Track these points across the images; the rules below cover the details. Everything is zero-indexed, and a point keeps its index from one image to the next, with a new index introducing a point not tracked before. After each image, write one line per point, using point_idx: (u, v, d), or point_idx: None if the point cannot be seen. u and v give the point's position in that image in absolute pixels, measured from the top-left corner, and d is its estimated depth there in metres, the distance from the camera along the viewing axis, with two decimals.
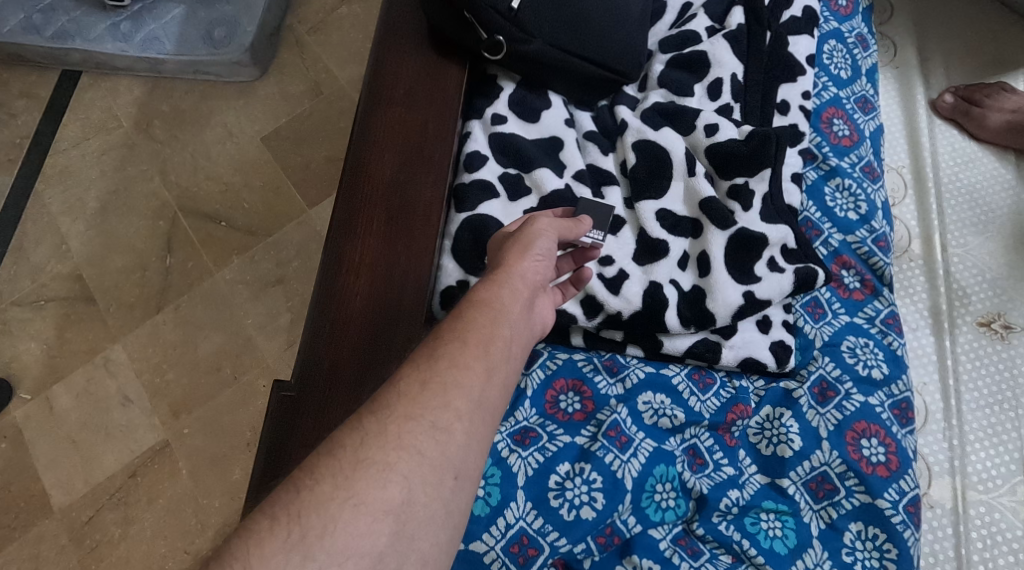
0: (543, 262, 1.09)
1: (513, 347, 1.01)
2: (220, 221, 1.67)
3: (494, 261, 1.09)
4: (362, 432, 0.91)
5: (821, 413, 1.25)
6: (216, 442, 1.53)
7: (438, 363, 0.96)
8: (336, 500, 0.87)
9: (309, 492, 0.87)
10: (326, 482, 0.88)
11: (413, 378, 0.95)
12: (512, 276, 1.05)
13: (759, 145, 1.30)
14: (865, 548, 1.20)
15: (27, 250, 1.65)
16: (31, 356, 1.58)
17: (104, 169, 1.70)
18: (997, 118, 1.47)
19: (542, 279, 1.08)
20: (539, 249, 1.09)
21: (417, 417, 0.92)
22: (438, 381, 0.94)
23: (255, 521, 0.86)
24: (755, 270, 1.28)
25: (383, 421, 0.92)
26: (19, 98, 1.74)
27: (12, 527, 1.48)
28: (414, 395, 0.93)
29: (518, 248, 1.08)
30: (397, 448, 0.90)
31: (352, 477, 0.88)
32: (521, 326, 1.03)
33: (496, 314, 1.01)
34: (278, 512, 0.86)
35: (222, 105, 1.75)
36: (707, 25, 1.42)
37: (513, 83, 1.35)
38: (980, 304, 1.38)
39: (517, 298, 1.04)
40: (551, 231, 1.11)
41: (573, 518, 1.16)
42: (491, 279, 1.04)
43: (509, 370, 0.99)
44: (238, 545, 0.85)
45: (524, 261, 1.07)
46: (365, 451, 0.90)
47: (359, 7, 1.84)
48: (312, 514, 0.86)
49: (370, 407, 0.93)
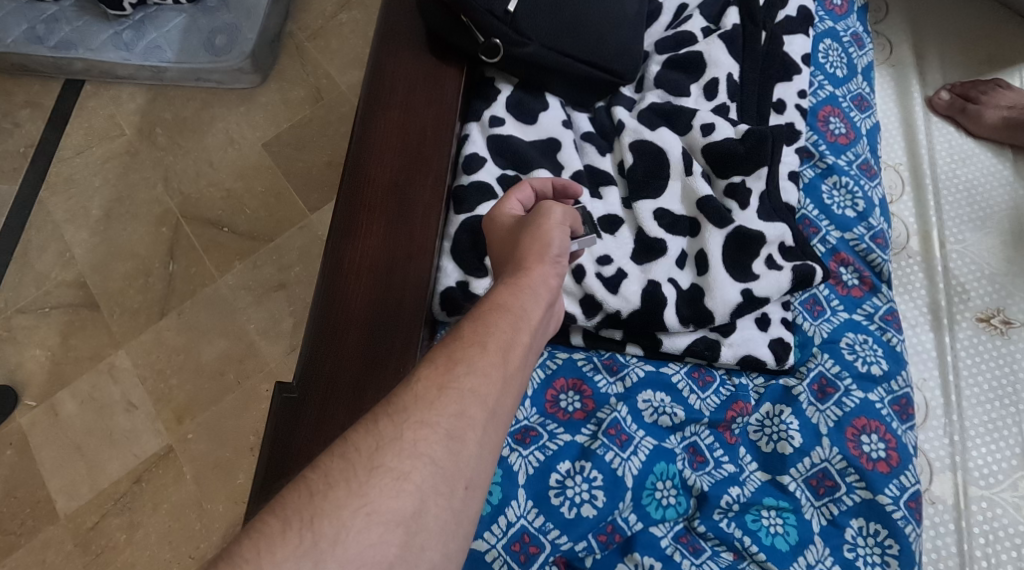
0: (558, 264, 1.11)
1: (529, 355, 1.02)
2: (222, 226, 1.68)
3: (512, 258, 1.10)
4: (376, 436, 0.92)
5: (821, 410, 1.26)
6: (220, 447, 1.54)
7: (456, 368, 0.96)
8: (350, 507, 0.87)
9: (323, 497, 0.88)
10: (341, 488, 0.88)
11: (430, 383, 0.95)
12: (534, 281, 1.07)
13: (755, 144, 1.31)
14: (867, 544, 1.21)
15: (31, 257, 1.66)
16: (36, 363, 1.59)
17: (107, 177, 1.71)
18: (993, 115, 1.47)
19: (561, 279, 1.11)
20: (556, 248, 1.10)
21: (433, 424, 0.93)
22: (455, 388, 0.95)
23: (267, 523, 0.86)
24: (753, 267, 1.28)
25: (398, 425, 0.92)
26: (23, 108, 1.76)
27: (18, 533, 1.50)
28: (431, 401, 0.94)
29: (536, 251, 1.09)
30: (411, 456, 0.91)
31: (365, 484, 0.89)
32: (539, 332, 1.06)
33: (516, 320, 1.03)
34: (291, 516, 0.87)
35: (223, 112, 1.76)
36: (702, 26, 1.43)
37: (510, 86, 1.36)
38: (979, 300, 1.39)
39: (539, 304, 1.06)
40: (565, 223, 1.13)
41: (574, 516, 1.17)
42: (514, 283, 1.06)
43: (523, 378, 1.01)
44: (250, 545, 0.85)
45: (544, 265, 1.09)
46: (380, 458, 0.90)
47: (358, 13, 1.85)
48: (325, 521, 0.87)
49: (387, 409, 0.94)
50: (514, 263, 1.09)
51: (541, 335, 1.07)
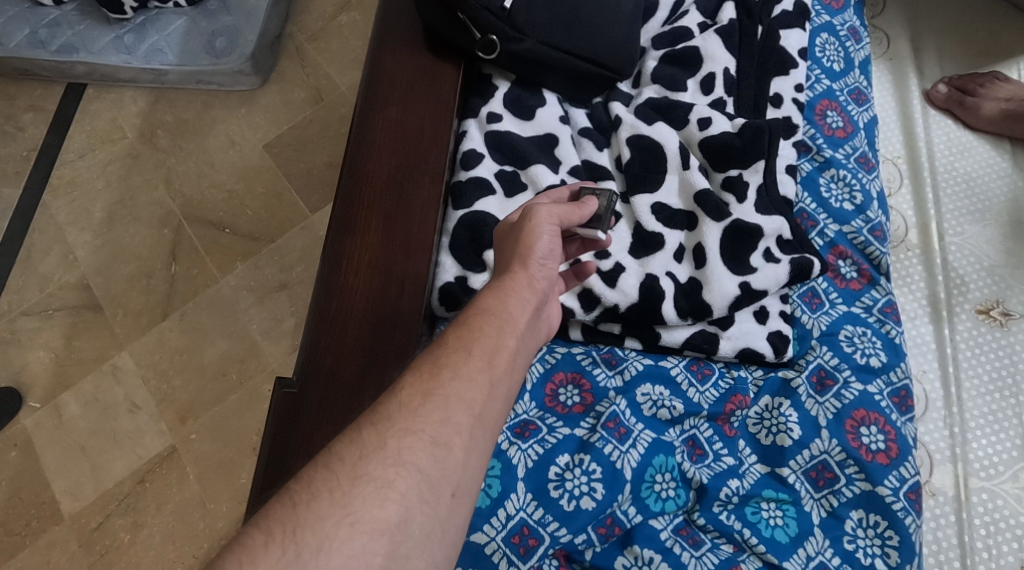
0: (547, 264, 1.10)
1: (517, 359, 1.02)
2: (224, 228, 1.69)
3: (500, 264, 1.10)
4: (360, 445, 0.92)
5: (820, 402, 1.26)
6: (223, 447, 1.55)
7: (442, 374, 0.97)
8: (333, 517, 0.88)
9: (306, 507, 0.88)
10: (324, 498, 0.89)
11: (415, 389, 0.96)
12: (518, 285, 1.07)
13: (752, 137, 1.32)
14: (867, 536, 1.21)
15: (35, 259, 1.67)
16: (40, 365, 1.60)
17: (109, 179, 1.72)
18: (992, 107, 1.47)
19: (550, 280, 1.10)
20: (540, 251, 1.09)
21: (418, 431, 0.93)
22: (440, 395, 0.95)
23: (251, 535, 0.87)
24: (750, 260, 1.28)
25: (383, 434, 0.93)
26: (27, 112, 1.77)
27: (22, 534, 1.50)
28: (415, 408, 0.94)
29: (521, 254, 1.09)
30: (395, 465, 0.91)
31: (349, 493, 0.89)
32: (527, 336, 1.06)
33: (502, 323, 1.03)
34: (274, 527, 0.87)
35: (225, 114, 1.77)
36: (699, 21, 1.44)
37: (507, 83, 1.36)
38: (979, 291, 1.39)
39: (526, 308, 1.06)
40: (551, 221, 1.10)
41: (573, 508, 1.17)
42: (498, 287, 1.06)
43: (511, 381, 1.01)
44: (231, 559, 0.86)
45: (528, 269, 1.08)
46: (364, 466, 0.91)
47: (358, 14, 1.86)
48: (308, 532, 0.87)
49: (371, 417, 0.94)
50: (501, 268, 1.09)
51: (530, 341, 1.07)
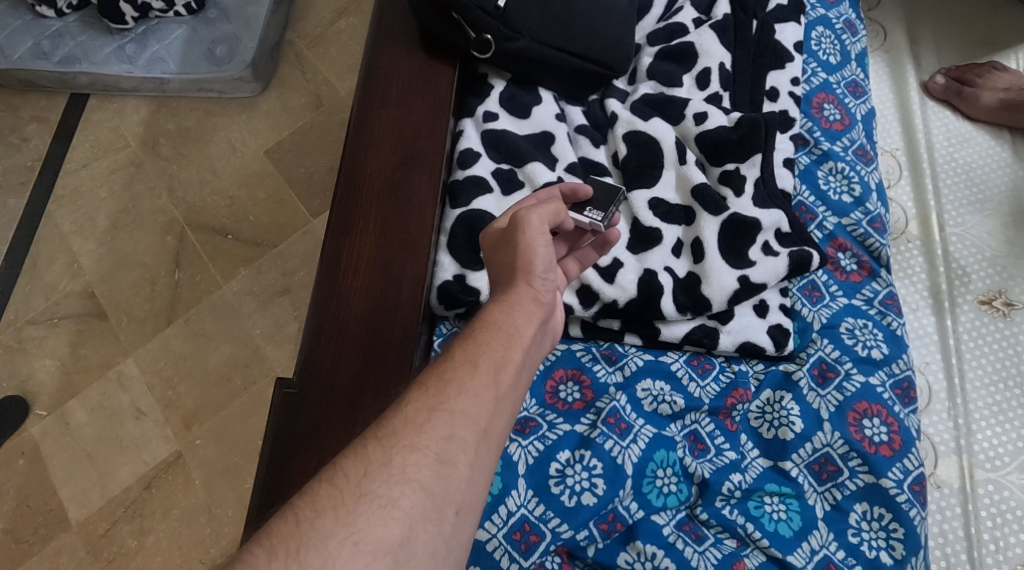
0: (548, 278, 1.09)
1: (522, 373, 1.01)
2: (226, 234, 1.69)
3: (503, 275, 1.09)
4: (365, 461, 0.91)
5: (822, 395, 1.25)
6: (229, 452, 1.55)
7: (447, 389, 0.96)
8: (336, 536, 0.87)
9: (309, 526, 0.87)
10: (328, 517, 0.88)
11: (420, 404, 0.95)
12: (524, 299, 1.06)
13: (748, 131, 1.32)
14: (872, 529, 1.20)
15: (40, 268, 1.68)
16: (46, 374, 1.61)
17: (113, 188, 1.74)
18: (990, 97, 1.47)
19: (552, 294, 1.10)
20: (541, 264, 1.08)
21: (422, 448, 0.92)
22: (445, 410, 0.95)
23: (252, 553, 0.86)
24: (748, 253, 1.29)
25: (388, 450, 0.92)
26: (31, 123, 1.78)
27: (30, 542, 1.51)
28: (421, 423, 0.94)
29: (522, 268, 1.08)
30: (399, 483, 0.90)
31: (353, 512, 0.88)
32: (533, 350, 1.05)
33: (508, 338, 1.02)
34: (276, 546, 0.86)
35: (226, 121, 1.78)
36: (694, 17, 1.44)
37: (503, 81, 1.36)
38: (980, 282, 1.38)
39: (532, 321, 1.05)
40: (545, 230, 1.10)
41: (574, 504, 1.17)
42: (504, 301, 1.05)
43: (516, 396, 1.00)
44: None
45: (532, 284, 1.07)
46: (368, 484, 0.90)
47: (356, 19, 1.87)
48: (311, 551, 0.86)
49: (376, 431, 0.93)
50: (505, 280, 1.09)
51: (536, 353, 1.06)
